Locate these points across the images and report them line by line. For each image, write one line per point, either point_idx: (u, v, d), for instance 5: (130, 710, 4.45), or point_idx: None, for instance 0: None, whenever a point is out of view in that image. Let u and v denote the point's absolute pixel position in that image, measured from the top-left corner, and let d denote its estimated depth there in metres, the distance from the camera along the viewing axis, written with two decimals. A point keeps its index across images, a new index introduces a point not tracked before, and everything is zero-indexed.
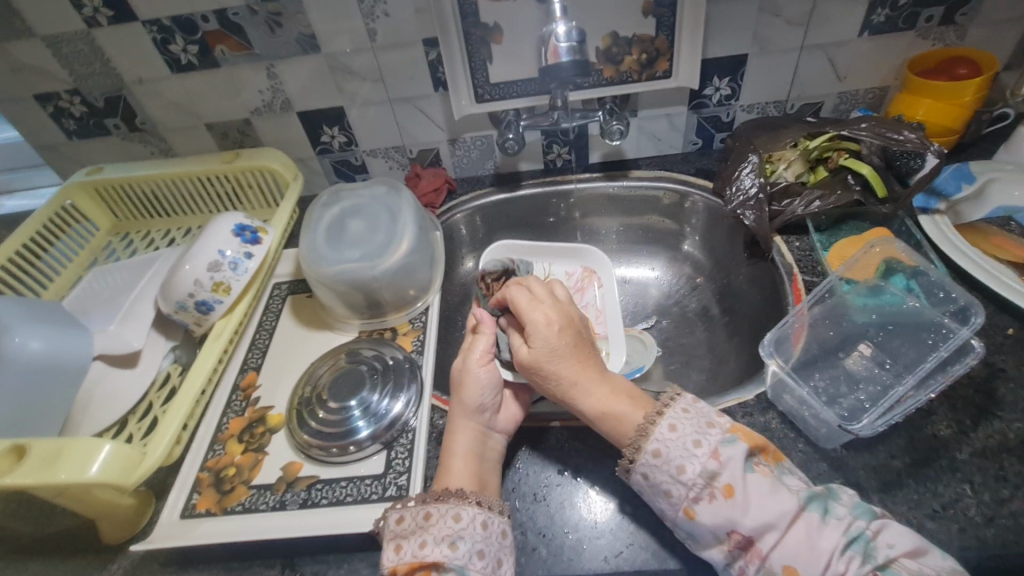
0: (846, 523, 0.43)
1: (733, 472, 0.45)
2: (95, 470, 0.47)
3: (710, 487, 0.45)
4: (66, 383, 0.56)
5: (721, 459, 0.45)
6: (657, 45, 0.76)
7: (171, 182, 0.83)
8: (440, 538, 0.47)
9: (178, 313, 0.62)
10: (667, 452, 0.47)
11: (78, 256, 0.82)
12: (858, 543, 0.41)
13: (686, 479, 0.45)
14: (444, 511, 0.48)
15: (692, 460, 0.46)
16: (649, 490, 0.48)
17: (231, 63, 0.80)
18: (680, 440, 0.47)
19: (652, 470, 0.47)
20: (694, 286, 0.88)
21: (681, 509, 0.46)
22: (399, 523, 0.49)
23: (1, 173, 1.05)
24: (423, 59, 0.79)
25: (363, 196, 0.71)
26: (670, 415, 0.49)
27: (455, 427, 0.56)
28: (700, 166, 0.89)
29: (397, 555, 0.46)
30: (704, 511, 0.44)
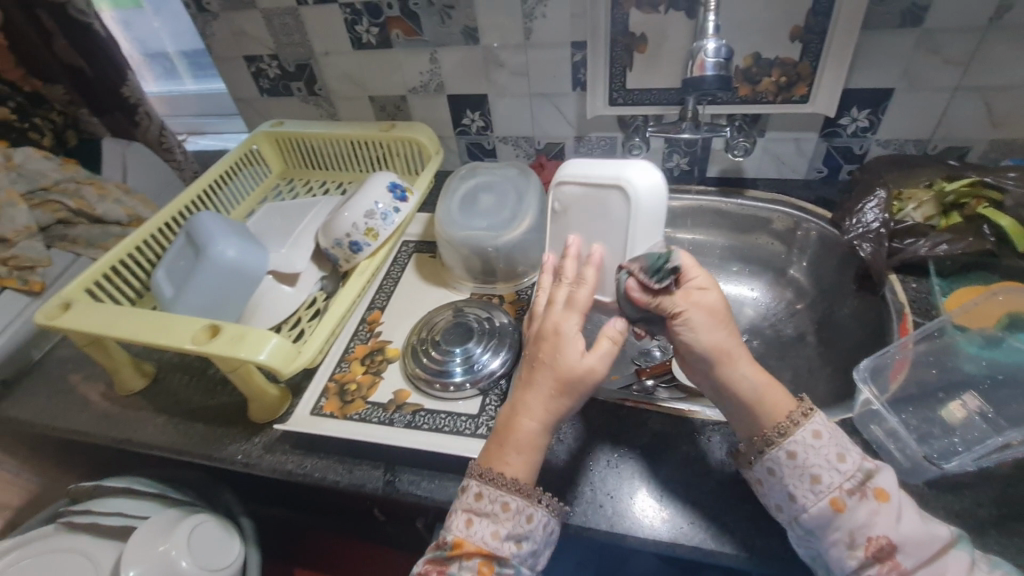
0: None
1: (889, 481, 0.47)
2: (264, 355, 0.58)
3: (864, 487, 0.47)
4: (245, 289, 0.70)
5: (874, 466, 0.49)
6: (799, 70, 0.77)
7: (335, 141, 0.97)
8: (511, 534, 0.50)
9: (334, 249, 0.74)
10: (809, 454, 0.49)
11: (253, 193, 1.00)
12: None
13: (844, 469, 0.48)
14: (520, 508, 0.50)
15: (849, 457, 0.48)
16: (791, 473, 0.49)
17: (403, 46, 0.92)
18: (824, 450, 0.49)
19: (807, 450, 0.49)
20: (792, 312, 0.88)
21: (827, 500, 0.47)
22: (478, 500, 0.50)
23: (213, 118, 1.29)
24: (568, 60, 0.86)
25: (496, 174, 0.80)
26: (816, 421, 0.50)
27: (525, 401, 0.52)
28: (820, 194, 0.89)
29: (467, 530, 0.49)
30: (855, 508, 0.46)
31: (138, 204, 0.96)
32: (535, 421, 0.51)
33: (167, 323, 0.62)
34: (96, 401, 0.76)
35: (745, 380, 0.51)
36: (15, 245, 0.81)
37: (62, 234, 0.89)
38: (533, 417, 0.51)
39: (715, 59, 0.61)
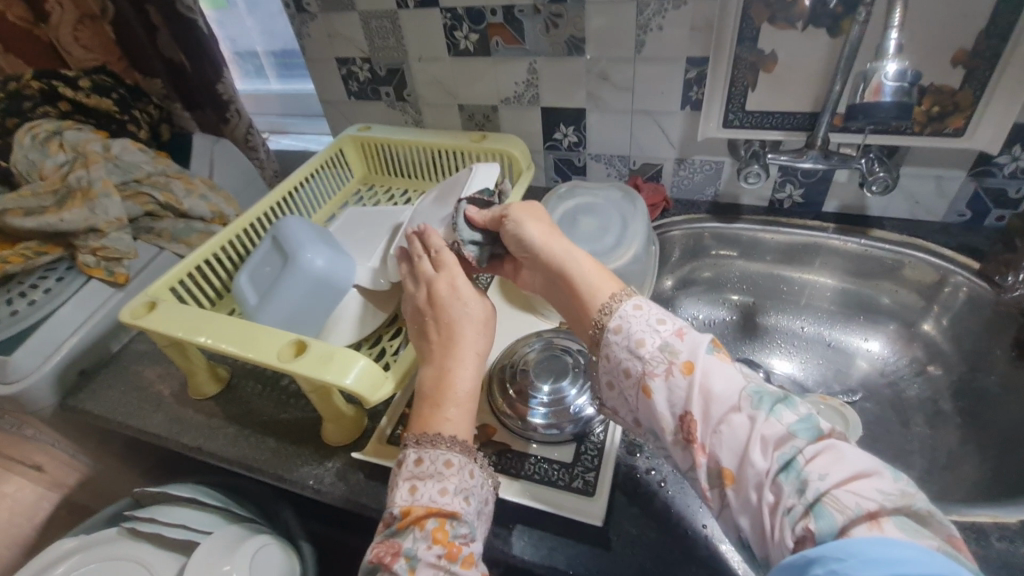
0: (782, 445, 0.40)
1: (696, 352, 0.46)
2: (351, 379, 0.54)
3: (669, 363, 0.46)
4: (329, 301, 0.66)
5: (683, 338, 0.47)
6: (958, 99, 0.68)
7: (422, 149, 0.94)
8: (460, 489, 0.46)
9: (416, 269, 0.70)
10: (627, 327, 0.50)
11: (334, 197, 0.97)
12: (791, 470, 0.39)
13: (644, 354, 0.48)
14: (463, 462, 0.47)
15: (649, 341, 0.48)
16: (615, 374, 0.51)
17: (501, 54, 0.88)
18: (644, 319, 0.50)
19: (613, 349, 0.50)
20: (921, 373, 0.78)
21: (640, 387, 0.48)
22: (418, 464, 0.47)
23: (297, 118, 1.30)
24: (680, 76, 0.79)
25: (598, 197, 0.74)
26: (634, 301, 0.51)
27: (455, 362, 0.53)
28: (962, 241, 0.78)
29: (413, 497, 0.45)
30: (659, 389, 0.46)
31: (222, 200, 0.95)
32: (467, 366, 0.53)
33: (251, 334, 0.59)
34: (169, 401, 0.74)
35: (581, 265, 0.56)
36: (106, 236, 0.81)
37: (149, 227, 0.89)
38: (459, 361, 0.53)
39: (896, 83, 0.52)
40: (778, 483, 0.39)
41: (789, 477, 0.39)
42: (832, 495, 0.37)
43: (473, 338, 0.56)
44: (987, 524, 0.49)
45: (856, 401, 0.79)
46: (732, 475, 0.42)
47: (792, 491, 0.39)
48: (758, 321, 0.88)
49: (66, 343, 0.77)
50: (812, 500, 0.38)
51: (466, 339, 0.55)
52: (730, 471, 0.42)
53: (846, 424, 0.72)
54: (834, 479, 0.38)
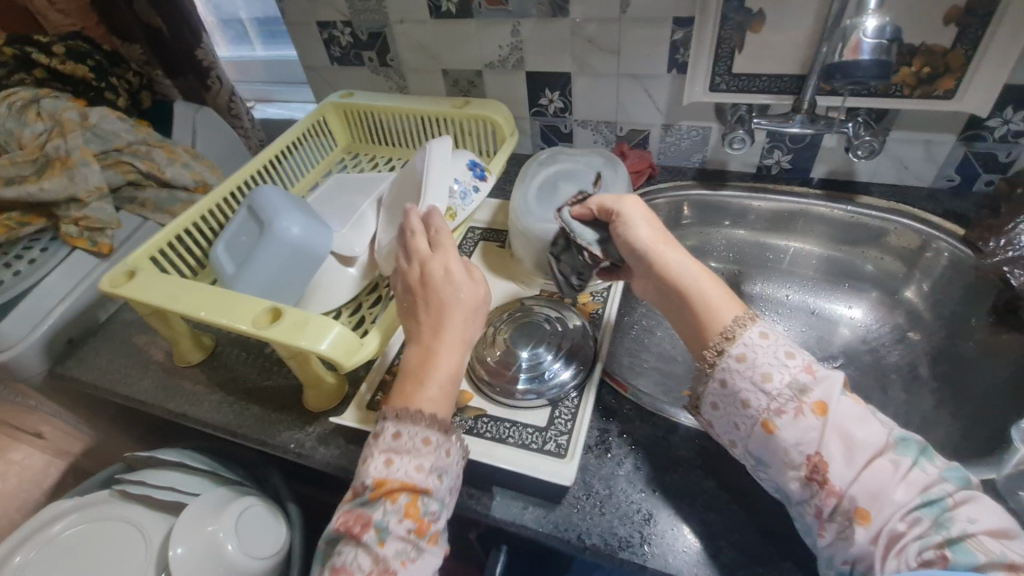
0: (927, 487, 0.42)
1: (827, 390, 0.46)
2: (325, 346, 0.54)
3: (798, 401, 0.46)
4: (307, 268, 0.66)
5: (815, 376, 0.47)
6: (949, 60, 0.66)
7: (404, 115, 0.92)
8: (435, 468, 0.46)
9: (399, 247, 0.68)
10: (752, 358, 0.48)
11: (317, 166, 0.96)
12: (933, 508, 0.41)
13: (770, 388, 0.47)
14: (440, 440, 0.47)
15: (777, 376, 0.47)
16: (727, 399, 0.50)
17: (483, 16, 0.85)
18: (770, 349, 0.49)
19: (733, 377, 0.49)
20: (902, 339, 0.78)
21: (761, 422, 0.47)
22: (397, 438, 0.46)
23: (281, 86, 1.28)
24: (667, 38, 0.77)
25: (579, 162, 0.72)
26: (754, 328, 0.50)
27: (438, 346, 0.50)
28: (948, 207, 0.77)
29: (388, 470, 0.45)
30: (786, 427, 0.46)
31: (204, 170, 0.94)
32: (452, 352, 0.50)
33: (228, 302, 0.59)
34: (156, 369, 0.75)
35: (705, 286, 0.53)
36: (87, 206, 0.81)
37: (132, 196, 0.88)
38: (448, 344, 0.51)
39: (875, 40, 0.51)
40: (917, 519, 0.41)
41: (929, 515, 0.40)
42: (974, 537, 0.39)
43: (463, 320, 0.52)
44: None
45: (835, 367, 0.80)
46: (866, 515, 0.42)
47: (925, 530, 0.40)
48: (743, 288, 0.88)
49: (52, 312, 0.78)
50: (954, 537, 0.39)
51: (456, 321, 0.51)
52: (865, 511, 0.42)
53: None
54: (982, 526, 0.39)
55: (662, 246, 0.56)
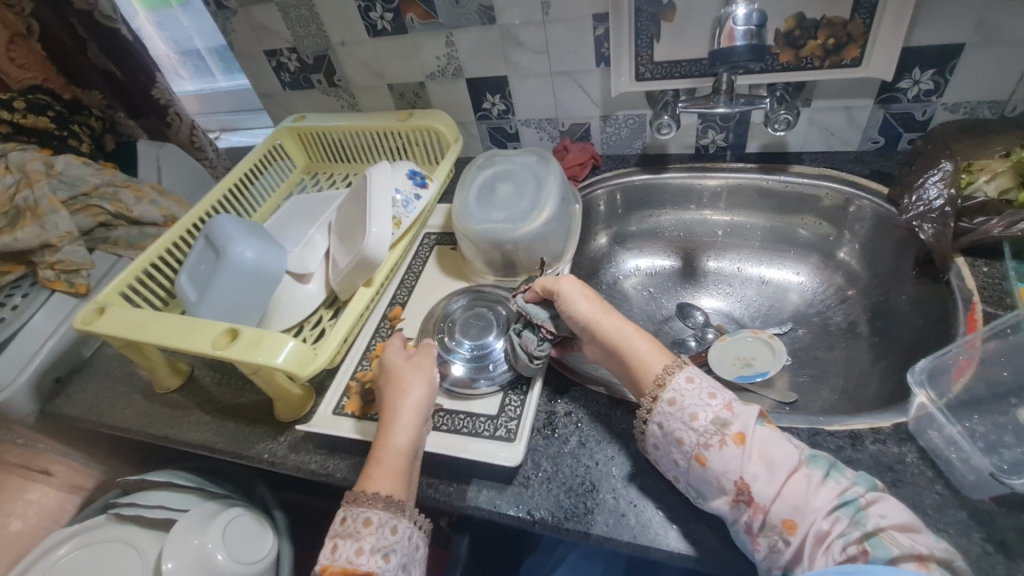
0: (842, 488, 0.45)
1: (745, 422, 0.48)
2: (281, 359, 0.59)
3: (721, 434, 0.48)
4: (265, 288, 0.70)
5: (733, 411, 0.49)
6: (850, 29, 0.69)
7: (355, 132, 0.96)
8: (376, 548, 0.49)
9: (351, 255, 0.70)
10: (682, 400, 0.51)
11: (278, 189, 1.00)
12: (848, 507, 0.43)
13: (699, 426, 0.49)
14: (382, 520, 0.51)
15: (703, 413, 0.50)
16: (664, 441, 0.51)
17: (417, 30, 0.89)
18: (696, 392, 0.51)
19: (667, 419, 0.51)
20: (843, 298, 0.82)
21: (693, 456, 0.49)
22: (343, 523, 0.51)
23: (241, 114, 1.32)
24: (590, 34, 0.80)
25: (514, 163, 0.77)
26: (682, 375, 0.53)
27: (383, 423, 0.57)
28: (875, 168, 0.80)
29: (334, 555, 0.49)
30: (715, 458, 0.47)
31: (172, 205, 0.99)
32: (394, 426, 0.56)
33: (189, 328, 0.63)
34: (138, 398, 0.80)
35: (636, 341, 0.57)
36: (60, 250, 0.84)
37: (104, 237, 0.93)
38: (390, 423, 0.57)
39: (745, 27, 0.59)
40: (836, 518, 0.43)
41: (847, 514, 0.43)
42: (886, 531, 0.42)
43: (410, 401, 0.58)
44: (864, 430, 0.53)
45: (785, 331, 0.83)
46: (793, 524, 0.44)
47: (843, 527, 0.43)
48: (695, 266, 0.92)
49: (38, 354, 0.83)
50: (869, 531, 0.42)
51: (403, 403, 0.57)
52: (791, 519, 0.44)
53: (776, 354, 0.76)
54: (892, 521, 0.42)
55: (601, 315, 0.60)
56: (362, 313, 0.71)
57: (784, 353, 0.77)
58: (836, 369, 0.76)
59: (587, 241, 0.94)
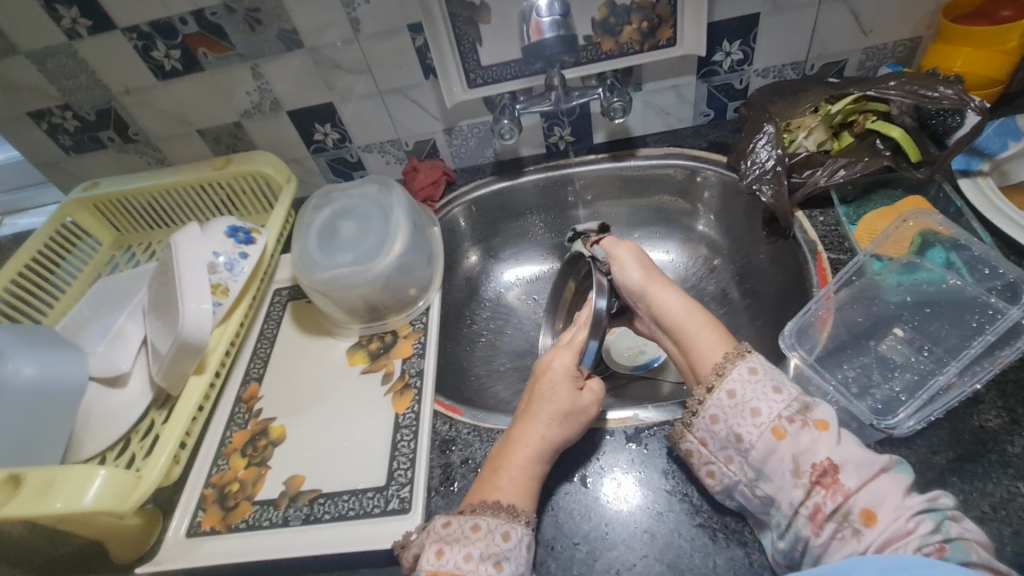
0: (928, 494, 0.39)
1: (830, 411, 0.44)
2: (91, 498, 0.46)
3: (805, 415, 0.44)
4: (61, 406, 0.56)
5: (815, 399, 0.45)
6: (659, 11, 0.70)
7: (165, 191, 0.82)
8: (486, 554, 0.43)
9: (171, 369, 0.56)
10: (741, 394, 0.47)
11: (83, 273, 0.81)
12: (936, 514, 0.38)
13: (761, 422, 0.45)
14: (492, 525, 0.45)
15: (786, 389, 0.46)
16: (732, 411, 0.46)
17: (215, 66, 0.77)
18: (759, 386, 0.46)
19: (724, 412, 0.47)
20: (711, 268, 0.84)
21: (769, 428, 0.44)
22: (445, 527, 0.46)
23: (11, 195, 1.07)
24: (410, 46, 0.75)
25: (354, 197, 0.70)
26: (735, 376, 0.48)
27: (518, 436, 0.52)
28: (712, 139, 0.83)
29: (439, 561, 0.43)
30: (793, 434, 0.43)
31: None
32: (526, 437, 0.51)
33: None
34: None
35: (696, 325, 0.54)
36: None
37: None
38: (523, 438, 0.51)
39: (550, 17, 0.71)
40: (922, 521, 0.37)
41: (933, 519, 0.38)
42: (971, 542, 0.37)
43: (546, 408, 0.53)
44: None
45: None
46: (873, 516, 0.39)
47: (928, 530, 0.37)
48: None
49: None
50: (952, 536, 0.37)
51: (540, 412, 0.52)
52: (871, 510, 0.39)
53: None
54: (975, 537, 0.38)
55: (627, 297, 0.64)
56: (200, 407, 0.58)
57: None
58: None
59: (460, 260, 0.89)
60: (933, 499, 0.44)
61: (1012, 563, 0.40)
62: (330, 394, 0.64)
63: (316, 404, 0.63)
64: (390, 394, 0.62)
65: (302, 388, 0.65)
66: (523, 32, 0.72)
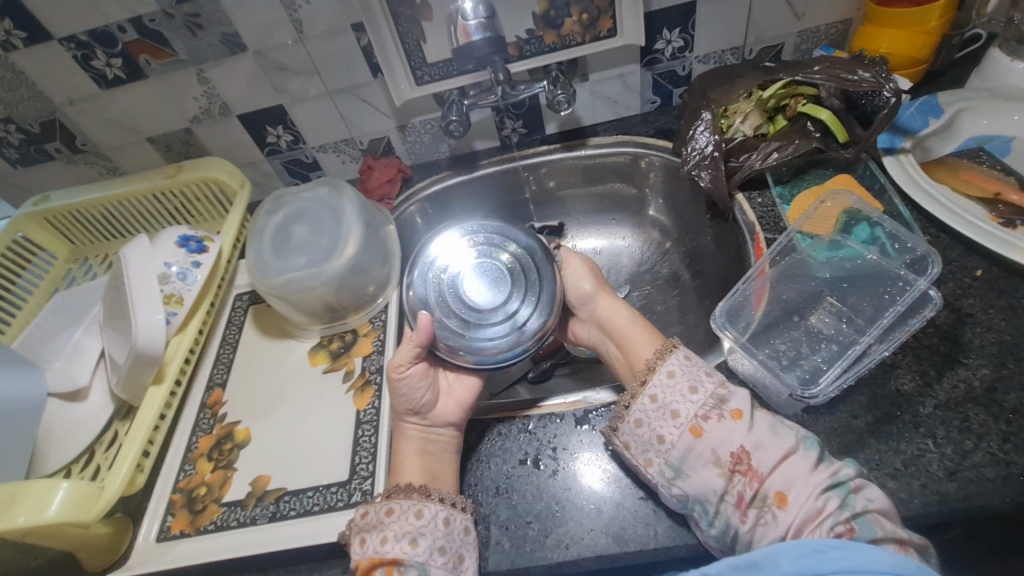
0: (834, 470, 0.44)
1: (743, 400, 0.49)
2: (54, 510, 0.47)
3: (719, 409, 0.48)
4: (22, 422, 0.57)
5: (730, 389, 0.50)
6: (597, 3, 0.72)
7: (118, 202, 0.82)
8: (401, 534, 0.48)
9: (126, 383, 0.57)
10: (663, 397, 0.51)
11: (39, 288, 0.81)
12: (841, 489, 0.43)
13: (698, 399, 0.49)
14: (405, 507, 0.49)
15: (702, 386, 0.50)
16: (656, 414, 0.50)
17: (159, 72, 0.77)
18: (677, 388, 0.51)
19: (664, 391, 0.51)
20: (664, 251, 0.87)
21: (687, 428, 0.49)
22: (364, 517, 0.50)
23: None
24: (355, 46, 0.75)
25: (305, 200, 0.70)
26: (671, 362, 0.53)
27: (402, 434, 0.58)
28: (659, 125, 0.85)
29: (362, 548, 0.47)
30: (713, 432, 0.48)
31: None
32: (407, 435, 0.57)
33: None
34: None
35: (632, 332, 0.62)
36: None
37: None
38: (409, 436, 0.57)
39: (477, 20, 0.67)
40: (829, 498, 0.42)
41: (839, 494, 0.43)
42: (873, 514, 0.41)
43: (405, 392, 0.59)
44: None
45: (623, 295, 0.87)
46: (785, 499, 0.44)
47: (836, 506, 0.42)
48: None
49: None
50: (857, 511, 0.41)
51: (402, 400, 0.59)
52: (783, 493, 0.44)
53: None
54: (878, 505, 0.42)
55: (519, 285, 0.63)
56: (162, 415, 0.59)
57: None
58: (672, 318, 0.82)
59: None
60: (853, 460, 0.48)
61: (919, 514, 0.44)
62: (294, 394, 0.66)
63: (280, 405, 0.65)
64: (351, 391, 0.64)
65: (265, 391, 0.67)
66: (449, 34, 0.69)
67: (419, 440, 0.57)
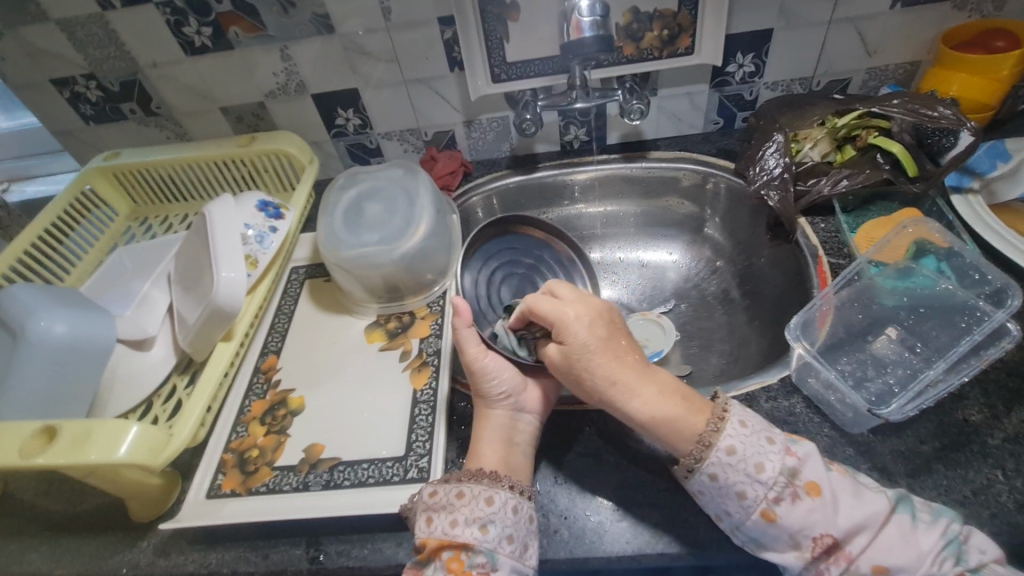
0: (941, 526, 0.42)
1: (817, 470, 0.44)
2: (124, 451, 0.47)
3: (793, 486, 0.43)
4: (90, 365, 0.57)
5: (798, 456, 0.45)
6: (680, 20, 0.74)
7: (186, 165, 0.83)
8: (472, 519, 0.47)
9: (196, 335, 0.58)
10: (742, 449, 0.44)
11: (98, 242, 0.82)
12: (953, 546, 0.41)
13: (766, 479, 0.44)
14: (476, 491, 0.48)
15: (769, 463, 0.44)
16: (716, 493, 0.45)
17: (245, 45, 0.79)
18: (754, 438, 0.45)
19: (741, 442, 0.45)
20: (714, 270, 0.88)
21: (757, 512, 0.43)
22: (432, 496, 0.49)
23: (17, 160, 1.02)
24: (438, 38, 0.77)
25: (379, 179, 0.72)
26: (737, 411, 0.47)
27: (484, 419, 0.56)
28: (721, 146, 0.87)
29: (429, 527, 0.47)
30: (786, 515, 0.43)
31: None
32: (488, 443, 0.53)
33: None
34: None
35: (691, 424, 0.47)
36: None
37: None
38: (489, 443, 0.53)
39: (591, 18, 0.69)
40: (944, 559, 0.40)
41: (953, 552, 0.41)
42: (990, 566, 0.40)
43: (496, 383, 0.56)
44: (757, 390, 0.57)
45: (670, 309, 0.88)
46: (884, 570, 0.41)
47: (951, 567, 0.40)
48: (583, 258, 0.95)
49: None
50: (974, 566, 0.40)
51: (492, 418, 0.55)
52: (882, 565, 0.41)
53: (664, 331, 0.81)
54: (992, 555, 0.41)
55: (480, 351, 0.56)
56: (226, 373, 0.59)
57: (673, 330, 0.82)
58: (718, 335, 0.82)
59: None
60: (920, 483, 0.48)
61: (988, 542, 0.44)
62: (350, 369, 0.66)
63: (335, 377, 0.65)
64: (409, 370, 0.64)
65: (319, 362, 0.67)
66: (561, 31, 0.74)
67: (507, 428, 0.54)
